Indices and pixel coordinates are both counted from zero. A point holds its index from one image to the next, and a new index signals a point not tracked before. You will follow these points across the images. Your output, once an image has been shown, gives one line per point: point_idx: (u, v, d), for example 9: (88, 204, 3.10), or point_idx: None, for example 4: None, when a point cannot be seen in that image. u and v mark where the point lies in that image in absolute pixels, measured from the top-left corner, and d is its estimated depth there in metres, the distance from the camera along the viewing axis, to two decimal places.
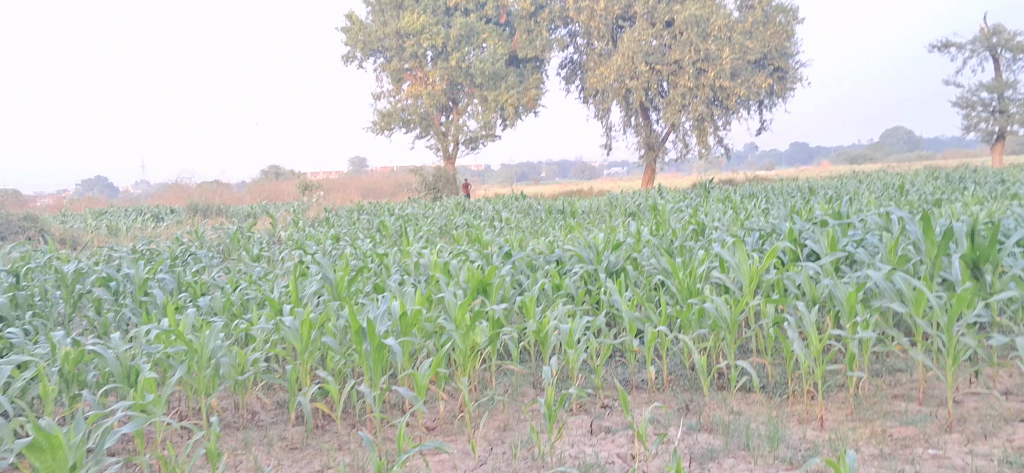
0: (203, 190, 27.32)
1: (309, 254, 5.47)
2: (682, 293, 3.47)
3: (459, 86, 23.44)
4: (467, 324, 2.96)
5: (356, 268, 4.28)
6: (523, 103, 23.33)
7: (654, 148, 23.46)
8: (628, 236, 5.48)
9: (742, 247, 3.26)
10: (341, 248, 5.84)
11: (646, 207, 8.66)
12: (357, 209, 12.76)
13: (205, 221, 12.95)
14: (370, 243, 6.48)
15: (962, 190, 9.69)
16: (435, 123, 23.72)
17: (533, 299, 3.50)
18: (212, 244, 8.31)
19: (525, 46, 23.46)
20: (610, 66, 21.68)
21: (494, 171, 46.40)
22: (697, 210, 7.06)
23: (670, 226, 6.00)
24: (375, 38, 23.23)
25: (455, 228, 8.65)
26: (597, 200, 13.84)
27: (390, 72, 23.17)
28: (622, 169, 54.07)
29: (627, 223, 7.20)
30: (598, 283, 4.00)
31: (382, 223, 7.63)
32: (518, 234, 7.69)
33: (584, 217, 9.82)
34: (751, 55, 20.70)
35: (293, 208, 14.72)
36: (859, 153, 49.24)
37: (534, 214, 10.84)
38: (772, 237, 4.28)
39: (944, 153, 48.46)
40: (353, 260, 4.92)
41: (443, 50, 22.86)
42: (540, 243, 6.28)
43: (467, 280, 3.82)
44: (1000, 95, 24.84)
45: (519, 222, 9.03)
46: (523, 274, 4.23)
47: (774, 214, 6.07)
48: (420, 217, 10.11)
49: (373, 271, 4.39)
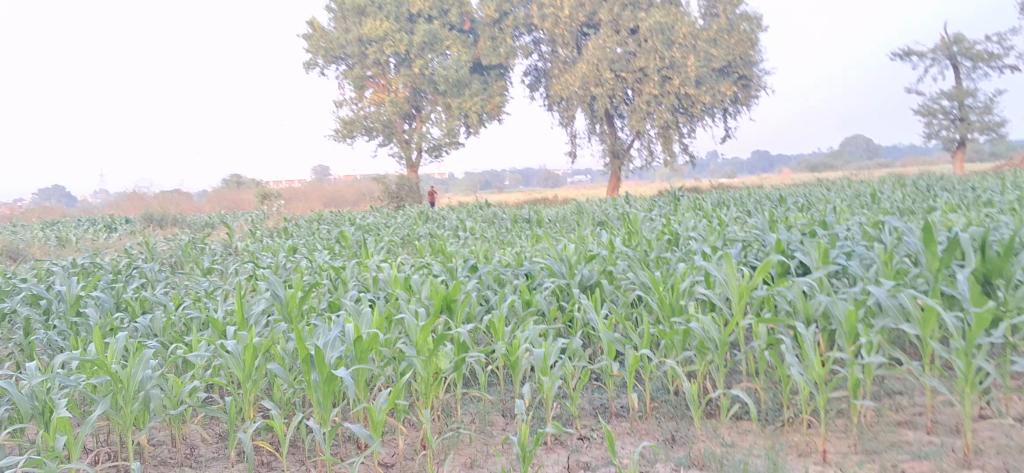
0: (161, 199, 26.76)
1: (261, 268, 5.14)
2: (664, 312, 3.21)
3: (422, 93, 23.16)
4: (429, 350, 2.67)
5: (309, 285, 3.97)
6: (487, 110, 23.05)
7: (619, 156, 23.30)
8: (601, 247, 5.22)
9: (730, 261, 3.00)
10: (297, 261, 5.52)
11: (616, 215, 8.42)
12: (317, 218, 12.39)
13: (159, 231, 12.53)
14: (329, 256, 6.18)
15: (931, 197, 9.57)
16: (398, 131, 23.38)
17: (502, 318, 3.21)
18: (163, 256, 7.92)
19: (489, 53, 23.22)
20: (576, 73, 21.46)
21: (458, 179, 46.14)
22: (670, 219, 6.82)
23: (643, 236, 5.77)
24: (337, 45, 22.84)
25: (418, 239, 8.36)
26: (563, 207, 13.60)
27: (353, 79, 22.81)
28: (585, 177, 53.95)
29: (598, 233, 6.97)
30: (571, 298, 3.72)
31: (341, 234, 7.32)
32: (486, 244, 7.42)
33: (551, 225, 9.55)
34: (716, 63, 20.61)
35: (252, 217, 14.33)
36: (820, 161, 49.61)
37: (500, 223, 10.55)
38: (755, 247, 4.03)
39: (903, 162, 48.98)
40: (307, 276, 4.60)
41: (406, 57, 22.54)
42: (507, 254, 6.01)
43: (430, 299, 3.53)
44: (960, 103, 24.94)
45: (484, 232, 8.76)
46: (490, 289, 3.96)
47: (751, 223, 5.86)
48: (382, 226, 9.78)
49: (328, 288, 4.09)
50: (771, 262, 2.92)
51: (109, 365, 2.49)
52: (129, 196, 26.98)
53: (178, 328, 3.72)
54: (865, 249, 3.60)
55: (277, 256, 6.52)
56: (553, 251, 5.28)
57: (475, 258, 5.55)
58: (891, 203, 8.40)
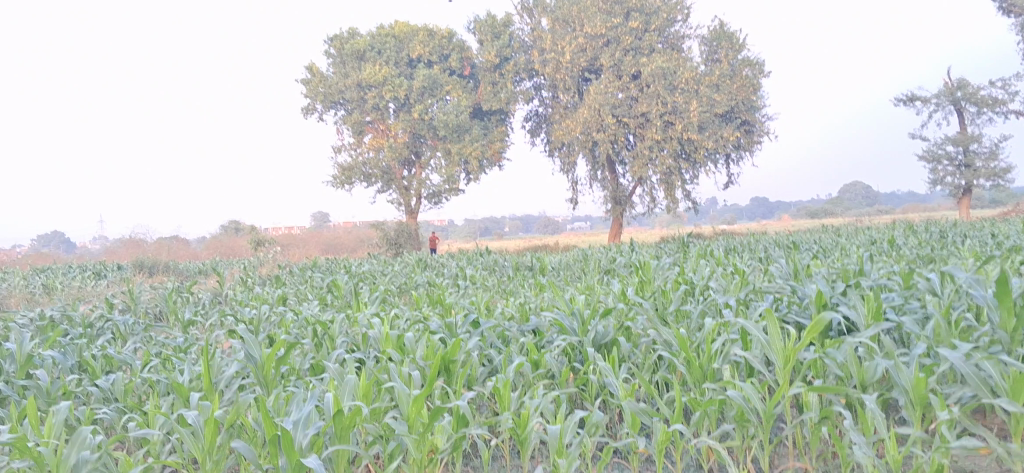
0: (157, 246, 26.40)
1: (243, 321, 4.75)
2: (694, 377, 2.81)
3: (422, 138, 22.90)
4: (424, 425, 2.30)
5: (290, 343, 3.57)
6: (487, 156, 22.76)
7: (621, 203, 22.95)
8: (613, 298, 4.83)
9: (773, 320, 2.61)
10: (284, 311, 5.14)
11: (622, 262, 8.04)
12: (311, 265, 11.99)
13: (148, 279, 12.10)
14: (321, 307, 5.79)
15: (951, 243, 9.19)
16: (397, 177, 23.07)
17: (507, 384, 2.81)
18: (147, 307, 7.52)
19: (490, 98, 23.01)
20: (576, 119, 21.18)
21: (458, 226, 45.83)
22: (683, 267, 6.44)
23: (660, 285, 5.37)
24: (335, 90, 22.63)
25: (415, 287, 7.97)
26: (565, 255, 13.19)
27: (352, 124, 22.56)
28: (586, 224, 53.60)
29: (607, 281, 6.58)
30: (585, 358, 3.32)
31: (334, 282, 6.93)
32: (488, 294, 7.04)
33: (554, 273, 9.15)
34: (719, 108, 20.33)
35: (247, 265, 13.94)
36: (820, 208, 49.32)
37: (501, 271, 10.15)
38: (791, 301, 3.61)
39: (904, 208, 48.70)
40: (291, 332, 4.19)
41: (405, 102, 22.31)
42: (513, 304, 5.62)
43: (426, 361, 3.14)
44: (965, 149, 24.64)
45: (485, 280, 8.36)
46: (493, 347, 3.56)
47: (775, 272, 5.47)
48: (377, 275, 9.40)
49: (312, 347, 3.69)
50: (821, 321, 2.53)
51: (36, 447, 2.10)
52: (124, 243, 26.63)
53: (142, 394, 3.33)
54: (916, 304, 3.21)
55: (264, 306, 6.13)
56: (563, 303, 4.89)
57: (477, 309, 5.15)
58: (909, 250, 8.00)
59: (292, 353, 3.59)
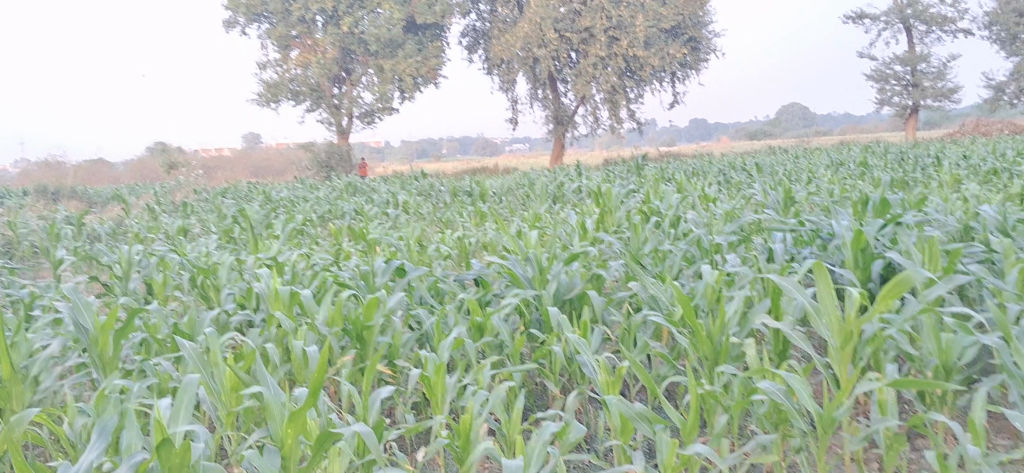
0: (75, 169, 24.90)
1: (115, 265, 3.86)
2: (702, 353, 2.01)
3: (353, 54, 21.65)
4: (308, 457, 1.45)
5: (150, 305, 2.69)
6: (422, 73, 21.36)
7: (563, 123, 22.08)
8: (573, 235, 4.02)
9: (826, 281, 1.80)
10: (170, 251, 4.21)
11: (572, 186, 7.24)
12: (228, 191, 10.93)
13: (47, 206, 10.95)
14: (219, 246, 4.88)
15: (920, 166, 8.56)
16: (326, 95, 21.76)
17: (440, 368, 1.98)
18: (24, 239, 6.49)
19: (423, 11, 21.60)
20: (516, 34, 20.02)
21: (394, 147, 44.53)
22: (641, 194, 5.70)
23: (625, 219, 4.58)
24: (258, 2, 21.14)
25: (340, 216, 7.10)
26: (504, 178, 12.34)
27: (277, 39, 21.21)
28: (524, 146, 52.52)
29: (559, 212, 5.77)
30: (543, 320, 2.51)
31: (244, 212, 6.02)
32: (421, 225, 6.18)
33: (494, 199, 8.31)
34: (665, 23, 19.50)
35: (159, 189, 12.82)
36: (758, 129, 48.99)
37: (437, 197, 9.26)
38: (810, 241, 2.83)
39: (842, 129, 48.63)
40: (167, 290, 3.33)
41: (334, 15, 21.06)
42: (453, 239, 4.77)
43: (334, 330, 2.29)
44: (913, 68, 24.22)
45: (419, 208, 7.48)
46: (423, 304, 2.73)
47: (758, 204, 4.72)
48: (298, 201, 8.48)
49: (186, 306, 2.82)
50: (904, 283, 1.71)
51: None
52: (39, 164, 25.05)
53: None
54: (981, 247, 2.44)
55: (155, 242, 5.21)
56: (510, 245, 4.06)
57: (408, 251, 4.28)
58: (882, 173, 7.35)
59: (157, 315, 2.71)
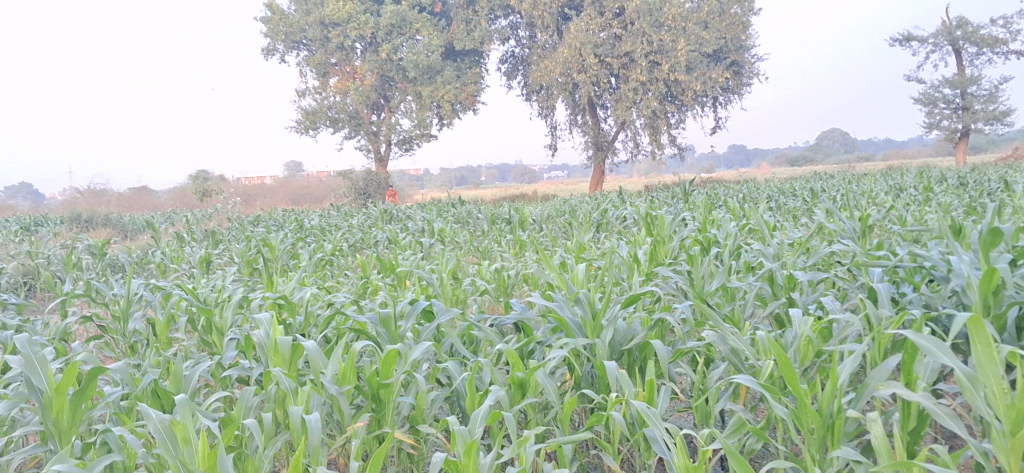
0: (115, 197, 24.92)
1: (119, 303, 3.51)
2: (808, 429, 1.58)
3: (392, 81, 21.43)
4: None
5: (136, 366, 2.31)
6: (461, 99, 21.09)
7: (603, 149, 21.65)
8: (625, 269, 3.60)
9: (983, 345, 1.35)
10: (179, 286, 3.85)
11: (617, 214, 6.82)
12: (260, 219, 10.64)
13: (80, 233, 10.72)
14: (236, 279, 4.52)
15: (987, 192, 8.02)
16: (365, 122, 21.58)
17: (468, 447, 1.55)
18: (46, 268, 6.17)
19: (462, 37, 21.50)
20: (556, 59, 19.70)
21: (434, 174, 44.29)
22: (694, 221, 5.28)
23: (682, 249, 4.14)
24: (297, 29, 21.03)
25: (374, 244, 6.74)
26: (545, 205, 11.95)
27: (316, 66, 21.07)
28: (562, 173, 52.15)
29: (606, 241, 5.34)
30: (599, 375, 2.08)
31: (270, 243, 5.68)
32: (456, 254, 5.78)
33: (534, 227, 7.93)
34: (708, 47, 19.08)
35: (192, 218, 12.56)
36: (799, 155, 48.21)
37: (475, 224, 8.89)
38: (916, 281, 2.38)
39: (887, 154, 47.64)
40: (168, 342, 2.97)
41: (372, 42, 20.84)
42: (492, 270, 4.36)
43: (344, 390, 1.88)
44: (963, 91, 23.51)
45: (456, 238, 7.09)
46: (454, 354, 2.32)
47: (828, 231, 4.28)
48: (331, 229, 8.13)
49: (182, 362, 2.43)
50: None
51: None
52: (80, 192, 25.12)
53: None
54: None
55: (174, 278, 4.87)
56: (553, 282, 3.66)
57: (442, 287, 3.88)
58: (951, 199, 6.84)
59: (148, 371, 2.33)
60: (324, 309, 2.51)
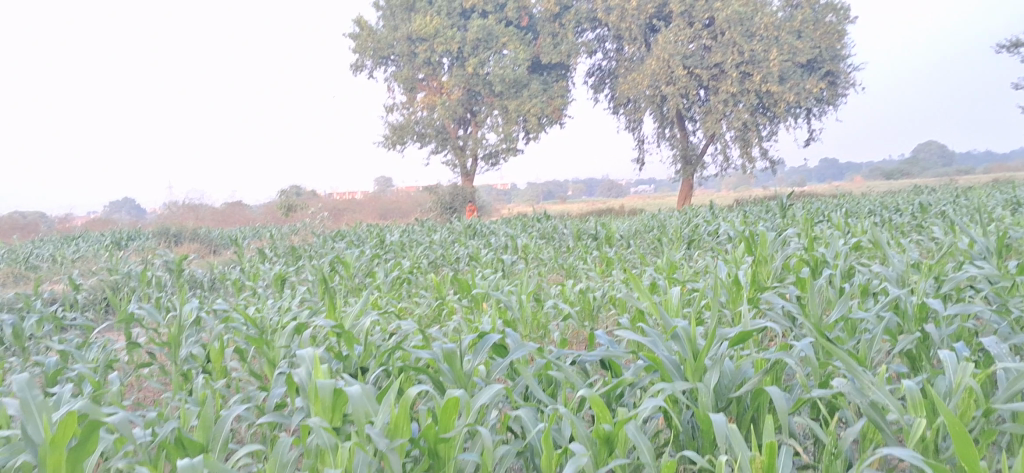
0: (210, 212, 25.34)
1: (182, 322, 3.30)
2: None
3: (478, 95, 21.29)
4: None
5: (172, 412, 2.05)
6: (547, 113, 20.80)
7: (692, 162, 21.07)
8: (724, 294, 3.23)
9: None
10: (244, 309, 3.63)
11: (710, 230, 6.41)
12: (344, 235, 10.48)
13: (169, 249, 10.72)
14: (306, 301, 4.29)
15: None
16: (451, 136, 21.47)
17: None
18: (124, 285, 6.05)
19: (549, 50, 21.25)
20: (644, 71, 19.27)
21: (520, 189, 44.08)
22: (799, 238, 4.85)
23: (786, 270, 3.74)
24: (385, 45, 21.06)
25: (455, 262, 6.46)
26: (635, 220, 11.52)
27: (403, 81, 21.05)
28: (650, 187, 51.37)
29: (700, 260, 4.94)
30: (701, 426, 1.73)
31: (346, 261, 5.44)
32: (540, 273, 5.46)
33: (622, 243, 7.56)
34: (801, 57, 18.35)
35: (278, 233, 12.52)
36: (895, 169, 46.50)
37: (560, 241, 8.54)
38: None
39: (990, 166, 45.58)
40: (222, 375, 2.73)
41: (459, 56, 20.72)
42: (577, 291, 4.02)
43: (395, 444, 1.56)
44: None
45: (540, 254, 6.77)
46: (530, 398, 1.99)
47: (953, 251, 3.82)
48: (413, 246, 7.88)
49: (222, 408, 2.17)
50: None
51: None
52: (176, 207, 25.61)
53: None
54: None
55: (248, 298, 4.67)
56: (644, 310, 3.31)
57: (522, 313, 3.55)
58: None
59: (183, 415, 2.07)
60: (386, 346, 2.22)
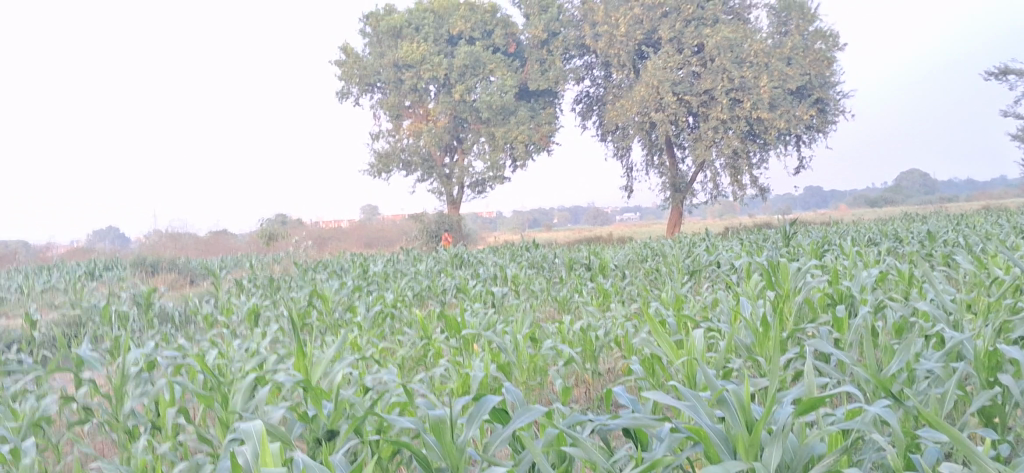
0: (192, 241, 24.85)
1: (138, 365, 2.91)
2: None
3: (465, 122, 20.97)
4: None
5: None
6: (535, 140, 20.48)
7: (681, 190, 20.75)
8: (747, 336, 2.87)
9: None
10: (207, 354, 3.23)
11: (712, 260, 6.05)
12: (325, 265, 10.06)
13: (143, 280, 10.24)
14: (277, 341, 3.88)
15: None
16: (437, 164, 21.12)
17: None
18: (83, 321, 5.59)
19: (536, 77, 21.00)
20: (633, 97, 18.99)
21: (506, 217, 43.67)
22: (819, 269, 4.48)
23: (810, 308, 3.38)
24: (370, 71, 20.73)
25: (441, 294, 6.06)
26: (628, 249, 11.16)
27: (389, 108, 20.70)
28: (636, 216, 51.04)
29: (708, 294, 4.58)
30: None
31: (324, 294, 5.03)
32: (532, 307, 5.08)
33: (616, 274, 7.18)
34: (792, 83, 18.04)
35: (257, 263, 12.09)
36: (881, 196, 46.42)
37: (552, 272, 8.15)
38: None
39: (976, 194, 45.55)
40: (175, 435, 2.34)
41: (445, 83, 20.42)
42: (577, 330, 3.62)
43: None
44: None
45: (531, 286, 6.38)
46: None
47: (992, 288, 3.47)
48: (397, 278, 7.47)
49: None
50: None
51: None
52: (157, 235, 25.10)
53: None
54: None
55: (216, 337, 4.26)
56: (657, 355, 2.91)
57: (518, 355, 3.15)
58: None
59: None
60: (363, 413, 1.84)
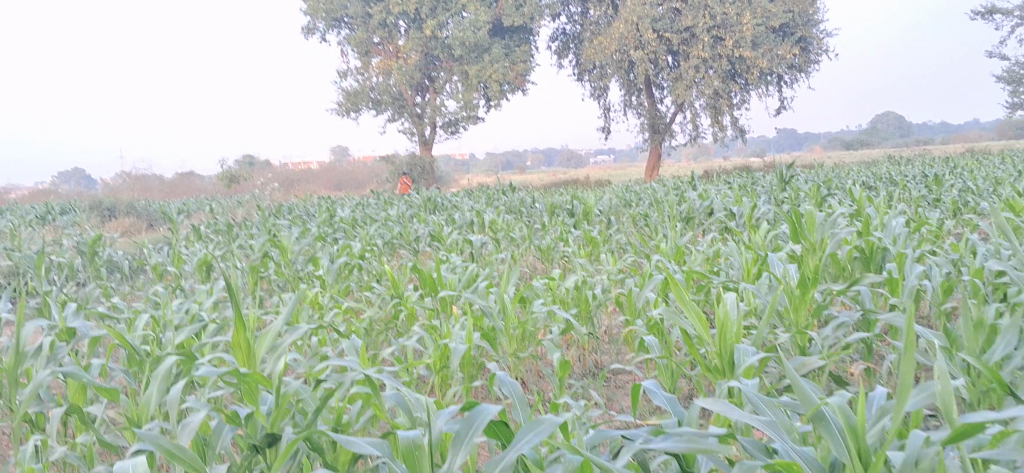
0: (158, 184, 24.06)
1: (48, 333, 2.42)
2: None
3: (437, 60, 20.26)
4: None
5: None
6: (510, 78, 19.80)
7: (659, 131, 20.25)
8: (778, 299, 2.41)
9: None
10: (133, 320, 2.73)
11: (708, 207, 5.58)
12: (290, 209, 9.46)
13: (95, 225, 9.60)
14: (225, 299, 3.37)
15: None
16: (409, 104, 20.41)
17: None
18: (14, 272, 5.02)
19: (511, 13, 20.21)
20: (611, 35, 18.35)
21: (479, 160, 42.95)
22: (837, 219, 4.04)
23: (840, 262, 2.93)
24: (337, 6, 19.90)
25: (414, 241, 5.54)
26: (609, 192, 10.67)
27: (357, 45, 19.92)
28: (610, 158, 50.49)
29: (712, 245, 4.11)
30: None
31: (282, 243, 4.50)
32: (514, 257, 4.59)
33: (600, 219, 6.69)
34: (775, 21, 17.62)
35: (220, 207, 11.47)
36: (856, 138, 46.12)
37: (531, 217, 7.65)
38: None
39: (952, 136, 45.37)
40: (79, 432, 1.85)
41: (416, 18, 19.66)
42: (571, 286, 3.14)
43: None
44: None
45: (511, 233, 5.87)
46: None
47: None
48: (364, 223, 6.92)
49: None
50: None
51: None
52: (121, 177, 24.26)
53: None
54: None
55: (157, 294, 3.73)
56: (669, 323, 2.46)
57: (506, 320, 2.66)
58: None
59: None
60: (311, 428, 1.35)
